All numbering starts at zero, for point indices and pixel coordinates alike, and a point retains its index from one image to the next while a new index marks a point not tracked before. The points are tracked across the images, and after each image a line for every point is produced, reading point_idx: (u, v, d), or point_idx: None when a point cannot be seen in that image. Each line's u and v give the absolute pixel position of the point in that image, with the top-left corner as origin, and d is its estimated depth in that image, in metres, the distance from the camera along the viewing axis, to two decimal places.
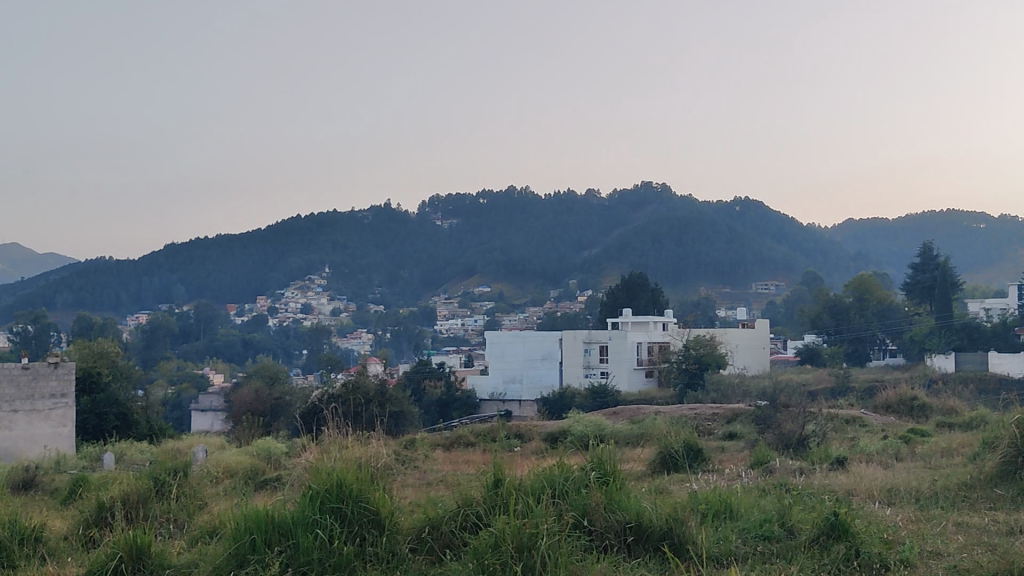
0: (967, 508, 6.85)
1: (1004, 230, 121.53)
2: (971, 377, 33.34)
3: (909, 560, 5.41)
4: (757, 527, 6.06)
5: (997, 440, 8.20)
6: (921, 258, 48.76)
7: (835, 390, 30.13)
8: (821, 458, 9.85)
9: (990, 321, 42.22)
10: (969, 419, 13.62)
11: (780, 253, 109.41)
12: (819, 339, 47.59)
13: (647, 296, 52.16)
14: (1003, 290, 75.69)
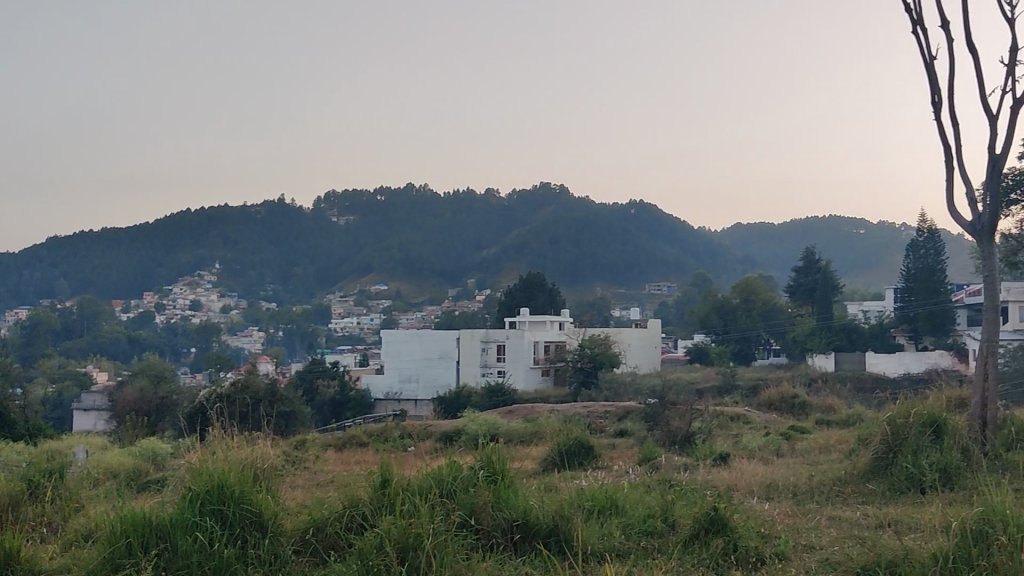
0: (840, 503, 7.12)
1: (881, 234, 127.66)
2: (852, 376, 34.62)
3: (782, 554, 5.64)
4: (640, 523, 6.19)
5: (870, 437, 8.57)
6: (805, 261, 50.26)
7: (722, 388, 31.08)
8: (705, 454, 10.10)
9: (867, 322, 44.22)
10: (846, 417, 14.19)
11: (673, 255, 111.96)
12: (708, 339, 48.90)
13: (544, 296, 52.66)
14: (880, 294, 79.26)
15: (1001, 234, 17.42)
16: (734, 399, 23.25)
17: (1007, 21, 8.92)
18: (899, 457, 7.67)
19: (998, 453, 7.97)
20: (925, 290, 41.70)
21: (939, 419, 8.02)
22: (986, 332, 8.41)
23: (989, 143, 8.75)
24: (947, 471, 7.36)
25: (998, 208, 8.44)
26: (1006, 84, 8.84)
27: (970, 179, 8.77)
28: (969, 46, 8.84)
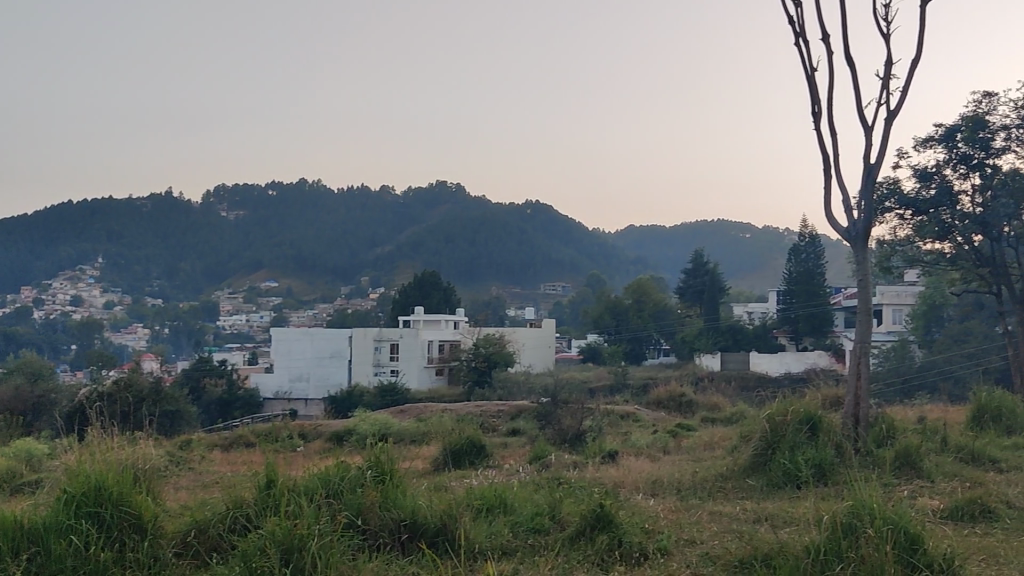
0: (722, 498, 7.35)
1: (766, 238, 132.26)
2: (737, 375, 35.76)
3: (665, 549, 5.79)
4: (528, 521, 6.25)
5: (751, 434, 8.86)
6: (693, 264, 51.22)
7: (613, 387, 31.67)
8: (595, 452, 10.25)
9: (752, 323, 45.68)
10: (729, 415, 14.63)
11: (567, 255, 113.43)
12: (600, 338, 49.69)
13: (439, 295, 52.56)
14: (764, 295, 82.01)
15: (874, 240, 18.29)
16: (623, 397, 23.74)
17: (882, 37, 9.34)
18: (777, 453, 7.96)
19: (869, 449, 8.35)
20: (806, 293, 43.03)
21: (814, 417, 8.37)
22: (859, 333, 8.76)
23: (864, 153, 9.15)
24: (821, 467, 7.67)
25: (871, 216, 8.85)
26: (880, 97, 9.24)
27: (846, 187, 9.16)
28: (846, 59, 9.22)
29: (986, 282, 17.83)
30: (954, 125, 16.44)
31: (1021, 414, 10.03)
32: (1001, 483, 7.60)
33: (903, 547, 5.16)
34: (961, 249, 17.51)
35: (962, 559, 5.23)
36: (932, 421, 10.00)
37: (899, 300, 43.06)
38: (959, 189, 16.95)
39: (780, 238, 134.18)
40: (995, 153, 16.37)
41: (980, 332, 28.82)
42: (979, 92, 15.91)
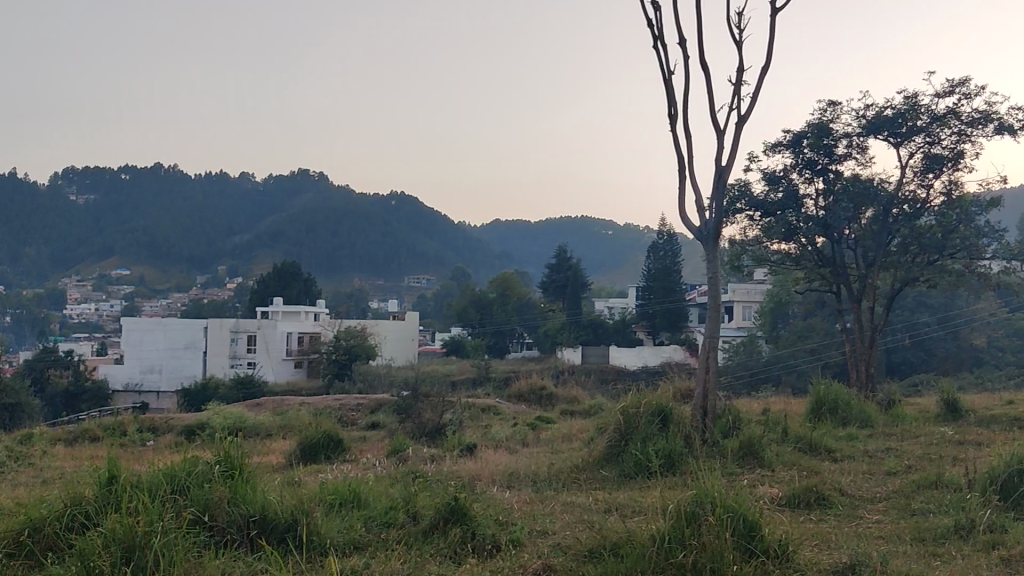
0: (575, 489, 7.49)
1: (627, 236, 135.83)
2: (597, 368, 36.56)
3: (517, 540, 5.87)
4: (381, 515, 6.22)
5: (605, 426, 9.07)
6: (557, 260, 51.76)
7: (475, 380, 31.91)
8: (453, 445, 10.27)
9: (612, 319, 46.82)
10: (587, 407, 14.92)
11: (431, 248, 113.66)
12: (463, 332, 49.86)
13: (299, 286, 51.59)
14: (623, 291, 84.18)
15: (726, 239, 19.09)
16: (484, 390, 23.85)
17: (735, 43, 9.64)
18: (630, 445, 8.18)
19: (716, 440, 8.67)
20: (664, 288, 44.04)
21: (666, 410, 8.64)
22: (709, 329, 9.03)
23: (716, 156, 9.49)
24: (671, 457, 7.92)
25: (721, 217, 9.19)
26: (731, 102, 9.57)
27: (699, 188, 9.48)
28: (701, 63, 9.52)
29: (828, 281, 18.77)
30: (801, 131, 17.19)
31: (856, 406, 10.66)
32: (835, 471, 8.05)
33: (743, 534, 5.40)
34: (805, 250, 18.44)
35: (794, 545, 5.51)
36: (775, 413, 10.49)
37: (748, 298, 45.00)
38: (805, 192, 17.81)
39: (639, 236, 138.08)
40: (838, 158, 17.24)
41: (822, 329, 30.44)
42: (824, 101, 16.71)
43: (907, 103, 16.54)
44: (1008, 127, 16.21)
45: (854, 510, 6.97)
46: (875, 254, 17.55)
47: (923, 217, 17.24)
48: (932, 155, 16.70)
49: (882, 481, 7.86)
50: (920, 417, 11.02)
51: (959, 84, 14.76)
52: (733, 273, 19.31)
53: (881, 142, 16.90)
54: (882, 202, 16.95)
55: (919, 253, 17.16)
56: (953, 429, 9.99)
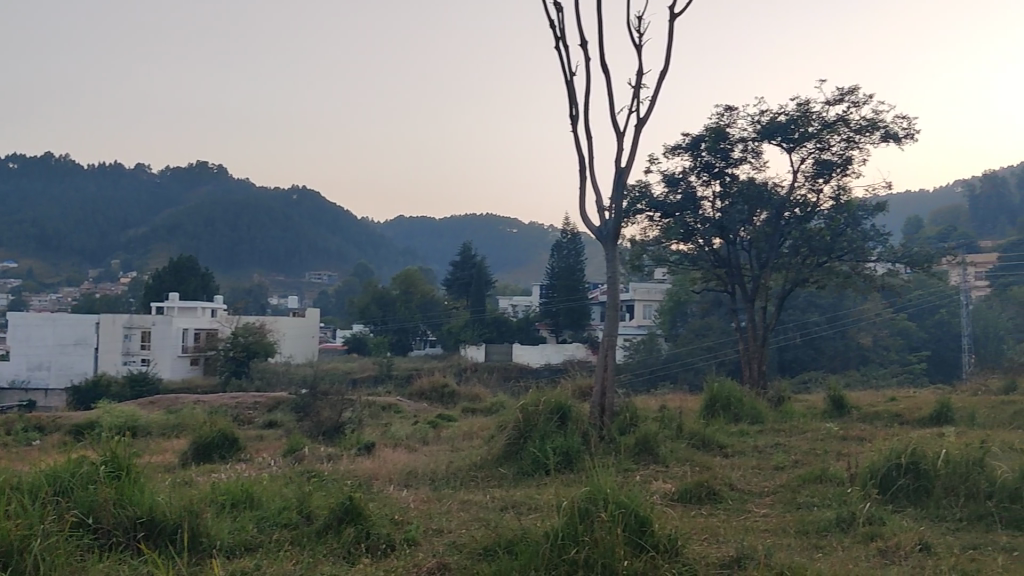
0: (473, 487, 7.52)
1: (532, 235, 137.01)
2: (499, 366, 36.80)
3: (413, 539, 5.87)
4: (274, 515, 6.13)
5: (505, 424, 9.13)
6: (462, 256, 51.44)
7: (376, 378, 31.67)
8: (352, 444, 10.19)
9: (515, 317, 47.21)
10: (488, 405, 15.01)
11: (333, 245, 112.61)
12: (366, 330, 49.58)
13: (196, 282, 50.41)
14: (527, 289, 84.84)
15: (627, 239, 19.40)
16: (385, 388, 23.74)
17: (635, 46, 9.78)
18: (528, 442, 8.24)
19: (612, 437, 8.80)
20: (566, 287, 44.31)
21: (565, 407, 8.72)
22: (608, 327, 9.14)
23: (615, 157, 9.64)
24: (568, 454, 8.02)
25: (620, 217, 9.34)
26: (631, 105, 9.72)
27: (599, 188, 9.61)
28: (601, 66, 9.65)
29: (724, 282, 19.24)
30: (699, 134, 17.57)
31: (748, 403, 10.96)
32: (727, 467, 8.27)
33: (634, 529, 5.48)
34: (702, 250, 18.89)
35: (684, 539, 5.62)
36: (670, 410, 10.71)
37: (649, 297, 45.93)
38: (702, 195, 18.21)
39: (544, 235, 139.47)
40: (733, 162, 17.70)
41: (717, 328, 31.28)
42: (721, 106, 17.12)
43: (799, 110, 17.07)
44: (893, 135, 16.92)
45: (742, 504, 7.17)
46: (768, 255, 18.12)
47: (813, 220, 17.90)
48: (823, 160, 17.33)
49: (769, 475, 8.11)
50: (807, 413, 11.44)
51: (848, 94, 15.30)
52: (633, 273, 19.64)
53: (775, 147, 17.42)
54: (775, 204, 17.51)
55: (810, 255, 17.81)
56: (838, 425, 10.39)
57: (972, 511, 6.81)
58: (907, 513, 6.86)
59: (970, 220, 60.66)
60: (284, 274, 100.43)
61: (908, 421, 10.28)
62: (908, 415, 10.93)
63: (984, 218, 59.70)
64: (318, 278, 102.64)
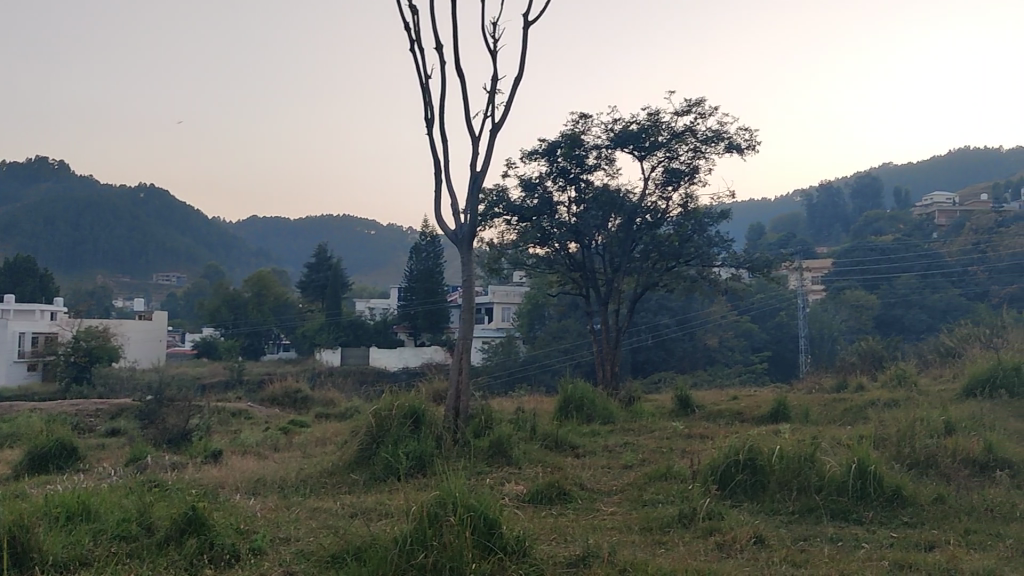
0: (324, 494, 7.43)
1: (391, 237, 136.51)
2: (356, 371, 36.48)
3: (259, 549, 5.76)
4: (113, 528, 5.91)
5: (357, 429, 9.06)
6: (318, 259, 50.60)
7: (227, 384, 30.74)
8: (200, 452, 9.89)
9: (372, 320, 46.91)
10: (343, 409, 14.86)
11: (183, 245, 108.61)
12: (217, 333, 48.04)
13: (33, 283, 47.68)
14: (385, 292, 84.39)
15: (484, 243, 19.55)
16: (235, 393, 23.09)
17: (490, 52, 9.86)
18: (381, 447, 8.22)
19: (466, 440, 8.85)
20: (425, 289, 44.12)
21: (418, 410, 8.72)
22: (463, 331, 9.16)
23: (470, 161, 9.70)
24: (421, 458, 8.03)
25: (475, 221, 9.40)
26: (485, 110, 9.81)
27: (454, 192, 9.65)
28: (457, 69, 9.70)
29: (579, 285, 19.65)
30: (555, 141, 17.90)
31: (600, 403, 11.25)
32: (577, 467, 8.45)
33: (482, 531, 5.53)
34: (558, 254, 19.18)
35: (531, 540, 5.70)
36: (525, 411, 10.86)
37: (507, 299, 46.52)
38: (558, 200, 18.52)
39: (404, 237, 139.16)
40: (588, 169, 18.10)
41: (574, 330, 31.96)
42: (576, 113, 17.49)
43: (650, 119, 17.61)
44: (736, 146, 17.72)
45: (591, 503, 7.35)
46: (621, 259, 18.66)
47: (663, 226, 18.55)
48: (672, 169, 17.97)
49: (618, 474, 8.35)
50: (655, 412, 11.82)
51: (695, 106, 15.89)
52: (491, 276, 19.80)
53: (627, 155, 17.91)
54: (627, 210, 18.01)
55: (659, 260, 18.50)
56: (684, 424, 10.77)
57: (803, 504, 7.22)
58: (744, 507, 7.21)
59: (807, 227, 64.06)
60: (130, 275, 97.22)
61: (748, 419, 10.78)
62: (747, 412, 11.44)
63: (820, 225, 63.16)
64: (167, 279, 98.73)
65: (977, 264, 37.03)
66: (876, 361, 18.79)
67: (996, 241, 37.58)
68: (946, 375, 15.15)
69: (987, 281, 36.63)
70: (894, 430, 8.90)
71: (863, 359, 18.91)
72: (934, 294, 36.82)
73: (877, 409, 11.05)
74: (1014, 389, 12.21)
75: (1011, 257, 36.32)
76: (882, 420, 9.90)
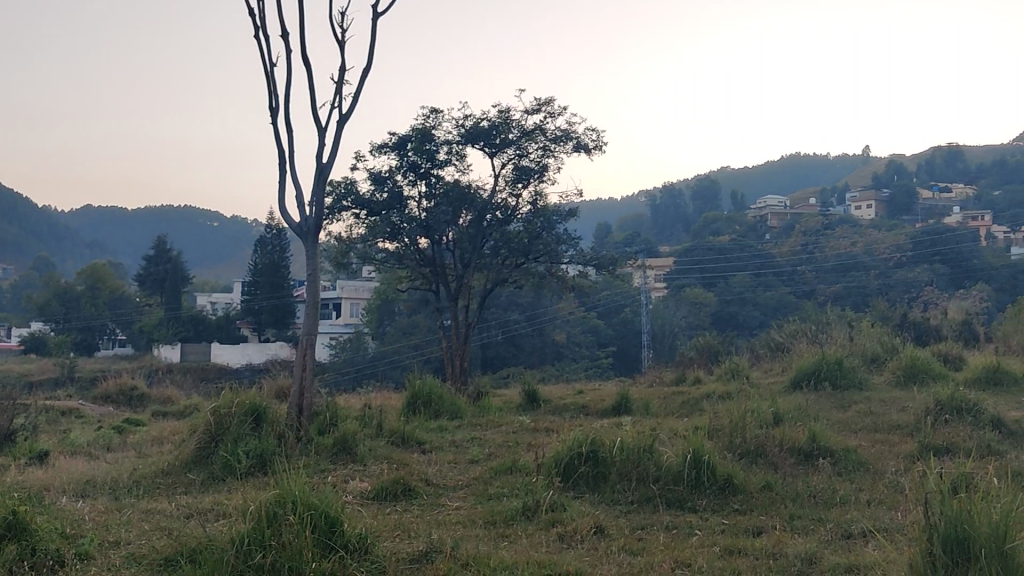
0: (159, 494, 7.16)
1: (237, 231, 132.62)
2: (198, 368, 35.26)
3: (86, 553, 5.51)
4: None
5: (195, 427, 8.78)
6: (156, 250, 48.58)
7: (57, 382, 29.06)
8: (24, 453, 9.35)
9: (215, 315, 45.50)
10: (182, 407, 14.32)
11: (10, 234, 101.99)
12: (46, 327, 45.36)
13: None
14: (228, 286, 81.74)
15: (332, 236, 19.27)
16: (64, 390, 21.86)
17: (338, 42, 9.72)
18: (220, 446, 7.99)
19: (309, 438, 8.70)
20: (270, 284, 43.08)
21: (259, 408, 8.54)
22: (307, 326, 9.00)
23: (317, 151, 9.54)
24: (263, 457, 7.85)
25: (321, 213, 9.26)
26: (333, 100, 9.68)
27: (299, 184, 9.47)
28: (303, 58, 9.52)
29: (428, 280, 19.65)
30: (405, 134, 17.83)
31: (448, 399, 11.29)
32: (423, 463, 8.45)
33: (323, 530, 5.42)
34: (408, 249, 19.08)
35: (373, 537, 5.64)
36: (372, 408, 10.77)
37: (356, 295, 46.09)
38: (408, 194, 18.46)
39: (250, 230, 135.45)
40: (439, 164, 18.11)
41: (424, 326, 31.94)
42: (426, 108, 17.48)
43: (501, 116, 17.77)
44: (583, 146, 18.15)
45: (436, 499, 7.37)
46: (470, 255, 18.76)
47: (512, 222, 18.80)
48: (522, 166, 18.22)
49: (464, 469, 8.40)
50: (502, 407, 11.97)
51: (545, 104, 16.16)
52: (339, 271, 19.55)
53: (477, 151, 18.02)
54: (477, 207, 18.12)
55: (508, 256, 18.74)
56: (530, 418, 10.97)
57: (642, 494, 7.46)
58: (585, 498, 7.41)
59: (650, 227, 66.22)
60: None
61: (592, 412, 11.06)
62: (591, 406, 11.74)
63: (662, 225, 65.37)
64: None
65: (805, 264, 38.83)
66: (712, 356, 19.61)
67: (823, 244, 39.68)
68: (775, 369, 15.96)
69: (814, 280, 38.12)
70: (727, 422, 9.31)
71: (701, 354, 19.72)
72: (766, 292, 38.60)
73: (712, 402, 11.53)
74: (835, 381, 13.01)
75: (836, 257, 38.38)
76: (716, 412, 10.38)
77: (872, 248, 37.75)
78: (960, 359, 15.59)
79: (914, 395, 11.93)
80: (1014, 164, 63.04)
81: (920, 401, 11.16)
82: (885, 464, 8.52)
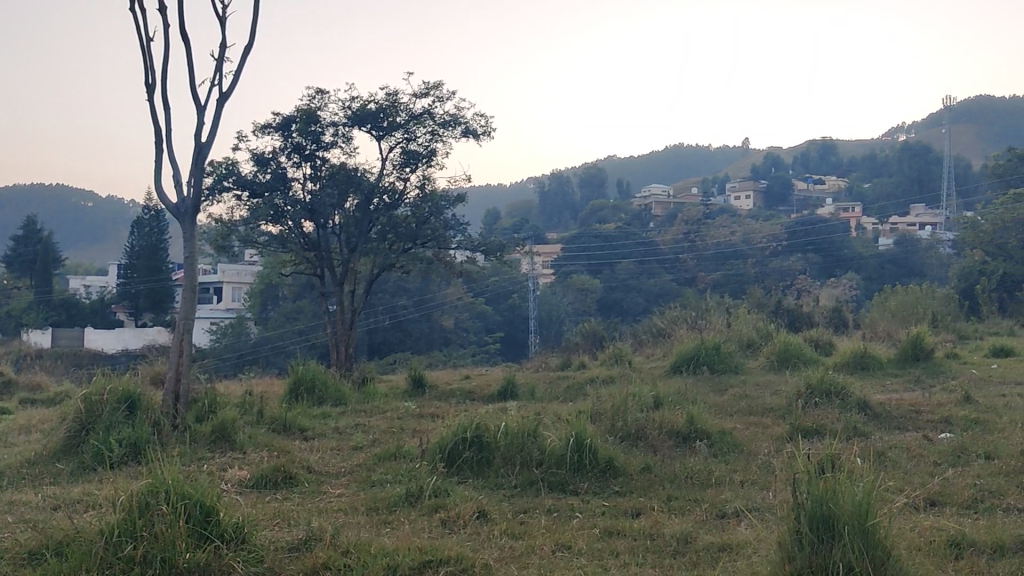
0: (24, 485, 6.89)
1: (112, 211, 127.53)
2: (70, 354, 33.87)
3: None
4: None
5: (66, 415, 8.46)
6: (25, 231, 46.25)
7: None
8: None
9: (90, 300, 43.80)
10: (52, 394, 13.76)
11: None
12: None
13: None
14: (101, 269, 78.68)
15: (212, 219, 18.77)
16: None
17: (218, 18, 9.43)
18: (91, 435, 7.73)
19: (186, 425, 8.50)
20: (148, 267, 41.67)
21: (133, 395, 8.29)
22: (183, 311, 8.74)
23: (195, 132, 9.27)
24: (136, 445, 7.61)
25: (199, 194, 9.00)
26: (213, 78, 9.40)
27: (176, 163, 9.18)
28: (181, 33, 9.22)
29: (313, 264, 19.36)
30: (290, 115, 17.48)
31: (332, 385, 11.18)
32: (305, 450, 8.35)
33: (198, 520, 5.25)
34: (292, 233, 18.76)
35: (251, 526, 5.52)
36: (253, 394, 10.57)
37: (238, 279, 45.07)
38: (292, 176, 18.13)
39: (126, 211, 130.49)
40: (324, 146, 17.83)
41: (309, 311, 31.51)
42: (312, 89, 17.17)
43: (388, 100, 17.63)
44: (472, 131, 18.17)
45: (318, 486, 7.30)
46: (357, 239, 18.54)
47: (399, 207, 18.68)
48: (409, 150, 18.11)
49: (347, 456, 8.35)
50: (387, 393, 11.93)
51: (433, 87, 16.09)
52: (220, 253, 19.08)
53: (364, 134, 17.81)
54: (365, 191, 17.93)
55: (396, 242, 18.63)
56: (415, 404, 10.95)
57: (524, 478, 7.56)
58: (469, 483, 7.46)
59: (539, 213, 66.75)
60: None
61: (477, 398, 11.14)
62: (477, 392, 11.80)
63: (550, 212, 66.05)
64: None
65: (685, 252, 39.58)
66: (597, 342, 19.97)
67: (703, 233, 40.30)
68: (657, 354, 16.36)
69: (694, 267, 39.04)
70: (608, 406, 9.51)
71: (586, 340, 20.06)
72: (650, 279, 39.47)
73: (595, 386, 11.75)
74: (713, 366, 13.45)
75: (716, 246, 39.23)
76: (598, 396, 10.60)
77: (749, 237, 38.90)
78: (830, 345, 16.29)
79: (785, 379, 12.45)
80: (882, 158, 66.12)
81: (791, 385, 11.65)
82: (758, 446, 8.84)
